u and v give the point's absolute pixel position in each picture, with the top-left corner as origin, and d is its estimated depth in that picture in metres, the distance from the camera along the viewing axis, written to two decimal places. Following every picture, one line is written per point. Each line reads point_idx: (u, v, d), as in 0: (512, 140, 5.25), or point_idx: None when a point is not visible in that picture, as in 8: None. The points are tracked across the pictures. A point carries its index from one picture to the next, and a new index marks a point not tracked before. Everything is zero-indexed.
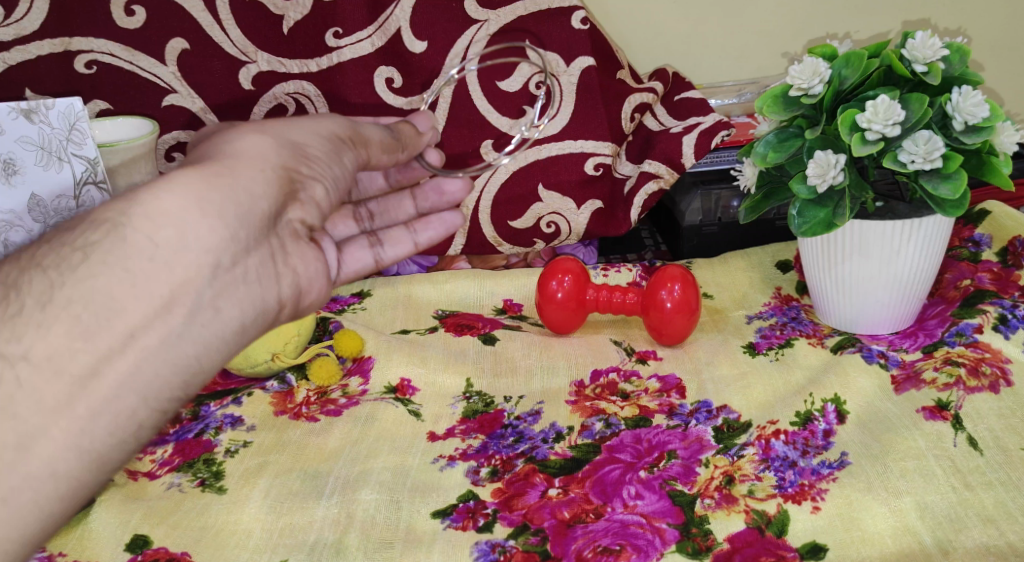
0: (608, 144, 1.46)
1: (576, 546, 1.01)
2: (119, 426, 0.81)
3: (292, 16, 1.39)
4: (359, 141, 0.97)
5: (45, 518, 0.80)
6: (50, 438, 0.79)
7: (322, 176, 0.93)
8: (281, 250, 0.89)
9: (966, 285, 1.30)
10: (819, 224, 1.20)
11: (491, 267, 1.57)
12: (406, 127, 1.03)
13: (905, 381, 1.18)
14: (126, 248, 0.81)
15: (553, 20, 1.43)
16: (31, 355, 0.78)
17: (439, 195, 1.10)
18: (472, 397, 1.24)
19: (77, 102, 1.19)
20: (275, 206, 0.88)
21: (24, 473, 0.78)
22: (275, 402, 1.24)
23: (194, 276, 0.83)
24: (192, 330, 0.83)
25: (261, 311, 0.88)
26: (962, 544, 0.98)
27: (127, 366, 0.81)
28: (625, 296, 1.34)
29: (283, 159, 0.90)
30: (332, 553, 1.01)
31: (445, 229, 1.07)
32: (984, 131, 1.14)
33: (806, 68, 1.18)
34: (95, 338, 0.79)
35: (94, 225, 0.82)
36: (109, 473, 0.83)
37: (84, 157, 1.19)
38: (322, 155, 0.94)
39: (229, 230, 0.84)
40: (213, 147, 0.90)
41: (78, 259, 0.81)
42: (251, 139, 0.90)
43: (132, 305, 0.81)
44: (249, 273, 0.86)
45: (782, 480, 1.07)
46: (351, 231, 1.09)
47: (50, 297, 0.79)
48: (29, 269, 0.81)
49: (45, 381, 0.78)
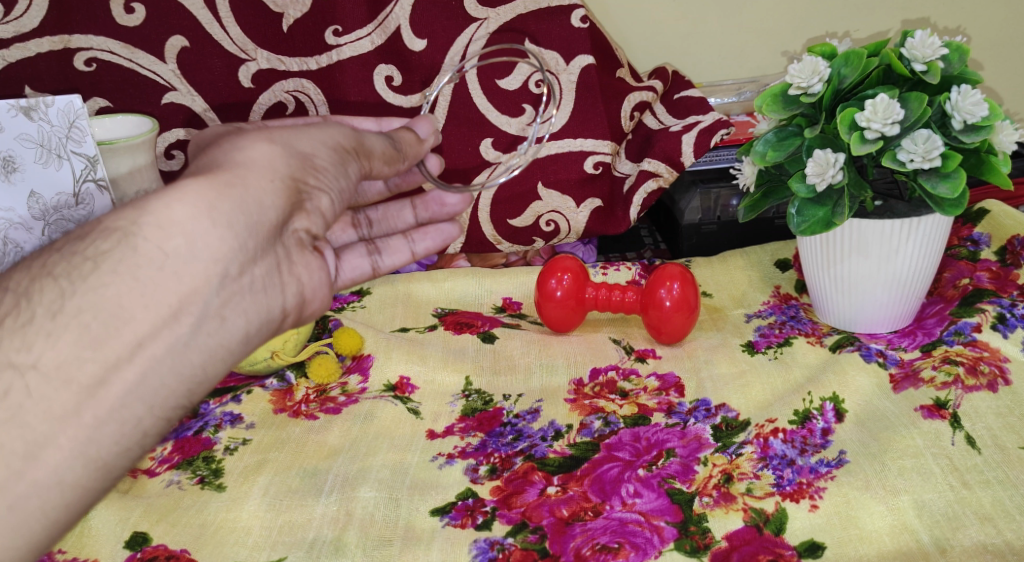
0: (608, 142, 1.47)
1: (574, 544, 1.01)
2: (124, 434, 0.82)
3: (292, 14, 1.39)
4: (363, 153, 0.96)
5: (51, 526, 0.80)
6: (58, 446, 0.79)
7: (327, 187, 0.92)
8: (286, 259, 0.89)
9: (965, 283, 1.30)
10: (818, 223, 1.20)
11: (490, 265, 1.57)
12: (407, 135, 1.02)
13: (904, 379, 1.18)
14: (137, 258, 0.81)
15: (554, 19, 1.43)
16: (40, 364, 0.79)
17: (440, 206, 1.10)
18: (472, 395, 1.24)
19: (77, 99, 1.19)
20: (282, 215, 0.87)
21: (30, 481, 0.78)
22: (275, 399, 1.24)
23: (201, 285, 0.83)
24: (198, 339, 0.83)
25: (266, 320, 0.88)
26: (960, 542, 0.98)
27: (135, 375, 0.81)
28: (624, 295, 1.34)
29: (290, 169, 0.89)
30: (331, 550, 1.01)
31: (442, 239, 1.08)
32: (984, 130, 1.14)
33: (806, 67, 1.18)
34: (104, 347, 0.80)
35: (104, 234, 0.82)
36: (114, 479, 0.83)
37: (83, 155, 1.19)
38: (328, 166, 0.92)
39: (237, 240, 0.84)
40: (219, 156, 0.88)
41: (89, 268, 0.81)
42: (259, 148, 0.89)
43: (141, 314, 0.80)
44: (256, 282, 0.86)
45: (780, 478, 1.07)
46: (349, 237, 1.11)
47: (60, 306, 0.80)
48: (40, 278, 0.81)
49: (54, 390, 0.79)
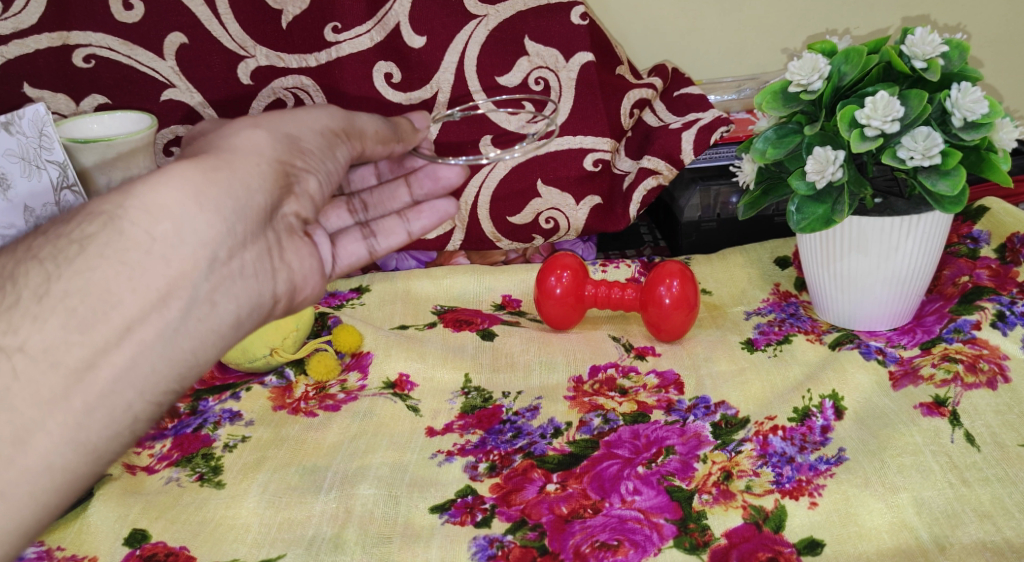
0: (608, 139, 1.47)
1: (573, 541, 1.01)
2: (115, 419, 0.82)
3: (291, 11, 1.39)
4: (354, 134, 0.97)
5: (41, 510, 0.80)
6: (47, 431, 0.79)
7: (315, 169, 0.93)
8: (277, 245, 0.89)
9: (965, 280, 1.30)
10: (818, 220, 1.20)
11: (490, 262, 1.57)
12: (405, 123, 1.04)
13: (903, 377, 1.18)
14: (124, 241, 0.81)
15: (553, 16, 1.42)
16: (27, 347, 0.78)
17: (434, 181, 1.09)
18: (471, 393, 1.24)
19: (42, 106, 1.21)
20: (271, 200, 0.88)
21: (21, 467, 0.78)
22: (274, 397, 1.24)
23: (190, 269, 0.83)
24: (188, 323, 0.83)
25: (257, 305, 0.88)
26: (959, 539, 0.98)
27: (124, 360, 0.81)
28: (624, 292, 1.34)
29: (278, 153, 0.90)
30: (330, 547, 1.01)
31: (438, 217, 1.07)
32: (984, 127, 1.14)
33: (805, 64, 1.18)
34: (93, 330, 0.80)
35: (90, 217, 0.82)
36: (105, 465, 0.83)
37: (55, 162, 1.20)
38: (316, 149, 0.93)
39: (226, 225, 0.84)
40: (210, 142, 0.89)
41: (75, 251, 0.81)
42: (246, 134, 0.90)
43: (129, 297, 0.81)
44: (246, 267, 0.86)
45: (780, 476, 1.07)
46: (345, 222, 1.10)
47: (47, 290, 0.80)
48: (25, 260, 0.81)
49: (42, 373, 0.79)
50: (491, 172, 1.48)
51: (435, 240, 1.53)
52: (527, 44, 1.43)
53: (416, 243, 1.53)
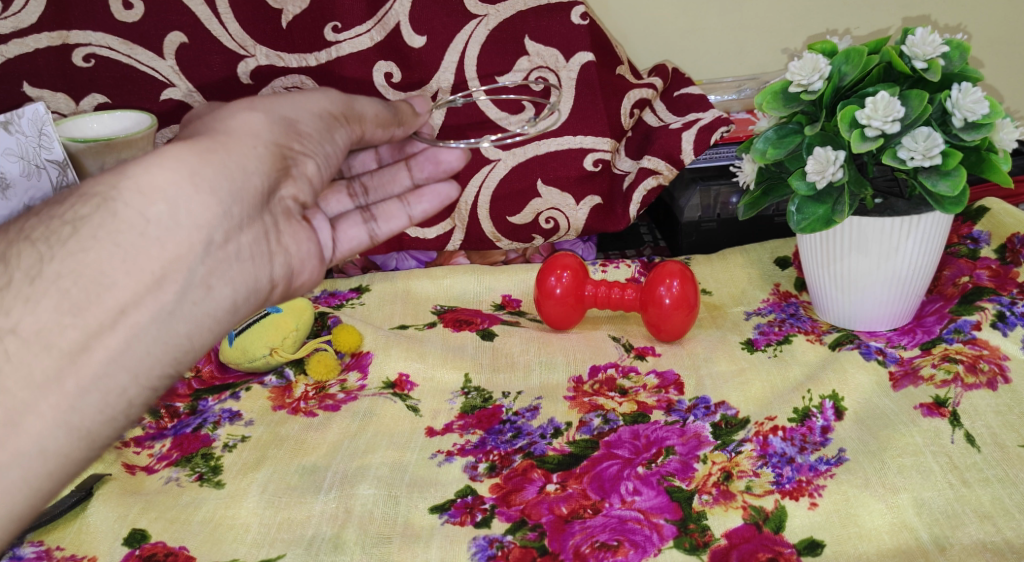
0: (608, 139, 1.46)
1: (573, 541, 1.01)
2: (109, 403, 0.82)
3: (291, 10, 1.39)
4: (353, 117, 0.97)
5: (33, 495, 0.80)
6: (38, 414, 0.79)
7: (313, 152, 0.93)
8: (274, 228, 0.89)
9: (965, 281, 1.30)
10: (819, 221, 1.20)
11: (490, 262, 1.57)
12: (405, 106, 1.04)
13: (903, 377, 1.18)
14: (117, 223, 0.80)
15: (553, 16, 1.42)
16: (19, 329, 0.78)
17: (436, 165, 1.09)
18: (471, 393, 1.24)
19: (42, 105, 1.21)
20: (268, 182, 0.88)
21: (12, 450, 0.78)
22: (273, 396, 1.24)
23: (185, 252, 0.82)
24: (183, 307, 0.83)
25: (254, 290, 0.88)
26: (959, 540, 0.98)
27: (118, 343, 0.81)
28: (624, 292, 1.34)
29: (275, 136, 0.90)
30: (330, 547, 1.01)
31: (440, 200, 1.06)
32: (984, 128, 1.13)
33: (806, 64, 1.18)
34: (85, 312, 0.79)
35: (83, 198, 0.81)
36: (98, 451, 0.83)
37: (56, 161, 1.21)
38: (313, 132, 0.93)
39: (222, 207, 0.84)
40: (206, 125, 0.89)
41: (67, 232, 0.80)
42: (241, 117, 0.90)
43: (122, 280, 0.80)
44: (242, 250, 0.86)
45: (780, 476, 1.07)
46: (345, 206, 1.10)
47: (39, 271, 0.79)
48: (17, 243, 0.80)
49: (34, 355, 0.78)
50: (491, 172, 1.48)
51: (435, 240, 1.53)
52: (528, 43, 1.43)
53: (415, 243, 1.53)
